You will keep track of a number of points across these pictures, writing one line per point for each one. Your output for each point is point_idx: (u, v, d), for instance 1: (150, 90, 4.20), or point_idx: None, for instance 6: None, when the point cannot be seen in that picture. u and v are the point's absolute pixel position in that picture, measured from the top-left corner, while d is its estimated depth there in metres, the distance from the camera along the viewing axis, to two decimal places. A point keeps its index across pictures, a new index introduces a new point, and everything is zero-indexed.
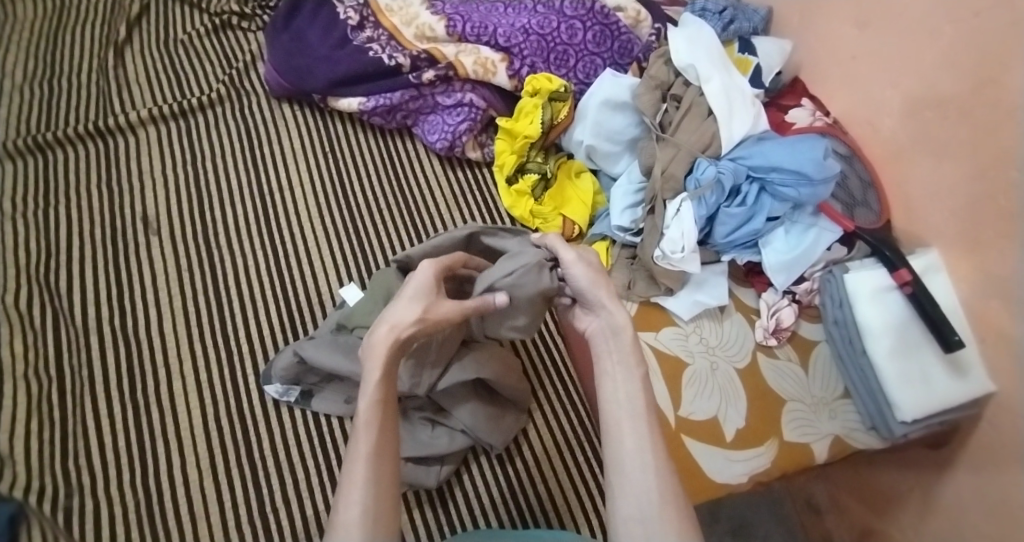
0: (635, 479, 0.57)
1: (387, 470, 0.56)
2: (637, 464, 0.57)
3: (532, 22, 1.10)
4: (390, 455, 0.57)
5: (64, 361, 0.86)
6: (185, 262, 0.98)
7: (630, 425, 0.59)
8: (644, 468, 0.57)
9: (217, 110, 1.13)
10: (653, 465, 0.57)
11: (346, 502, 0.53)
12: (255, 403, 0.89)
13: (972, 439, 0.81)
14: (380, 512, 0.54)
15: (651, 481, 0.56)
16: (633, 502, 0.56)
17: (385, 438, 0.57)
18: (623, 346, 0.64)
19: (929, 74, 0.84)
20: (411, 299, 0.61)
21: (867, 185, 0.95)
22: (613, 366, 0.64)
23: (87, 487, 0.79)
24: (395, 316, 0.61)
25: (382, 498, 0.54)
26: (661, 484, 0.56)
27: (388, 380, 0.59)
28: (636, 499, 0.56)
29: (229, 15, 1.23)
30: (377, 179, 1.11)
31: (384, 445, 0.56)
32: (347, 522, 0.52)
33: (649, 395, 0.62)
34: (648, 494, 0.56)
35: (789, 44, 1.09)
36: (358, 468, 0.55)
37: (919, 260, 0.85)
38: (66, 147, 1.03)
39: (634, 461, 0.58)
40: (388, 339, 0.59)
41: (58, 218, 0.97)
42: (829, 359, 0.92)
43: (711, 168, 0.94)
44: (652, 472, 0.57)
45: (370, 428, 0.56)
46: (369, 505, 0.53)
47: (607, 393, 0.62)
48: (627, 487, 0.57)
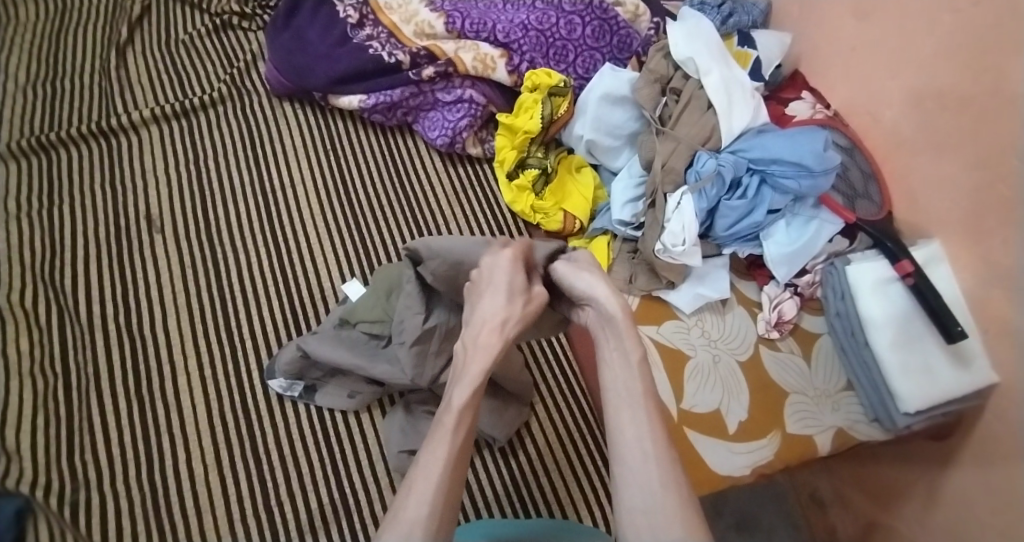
0: (637, 468, 0.57)
1: (457, 476, 0.57)
2: (638, 452, 0.57)
3: (531, 18, 1.10)
4: (463, 462, 0.58)
5: (69, 358, 0.87)
6: (188, 259, 0.99)
7: (629, 412, 0.60)
8: (646, 459, 0.57)
9: (219, 109, 1.13)
10: (652, 454, 0.57)
11: (415, 498, 0.54)
12: (258, 398, 0.89)
13: (976, 430, 0.81)
14: (443, 514, 0.55)
15: (651, 469, 0.56)
16: (636, 493, 0.56)
17: (465, 442, 0.59)
18: (617, 331, 0.64)
19: (928, 65, 0.84)
20: (506, 301, 0.63)
21: (869, 176, 0.95)
22: (613, 355, 0.63)
23: (93, 481, 0.79)
24: (493, 320, 0.62)
25: (447, 499, 0.55)
26: (663, 473, 0.56)
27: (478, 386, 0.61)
28: (639, 488, 0.56)
29: (230, 15, 1.24)
30: (379, 176, 1.11)
31: (461, 450, 0.58)
32: (412, 518, 0.53)
33: (649, 381, 0.61)
34: (650, 482, 0.56)
35: (788, 37, 1.09)
36: (433, 467, 0.56)
37: (921, 252, 0.85)
38: (69, 147, 1.04)
39: (634, 448, 0.58)
40: (485, 344, 0.61)
41: (61, 217, 0.98)
42: (832, 351, 0.92)
43: (711, 161, 0.94)
44: (653, 461, 0.57)
45: (452, 428, 0.58)
46: (436, 504, 0.54)
47: (610, 383, 0.63)
48: (630, 478, 0.57)
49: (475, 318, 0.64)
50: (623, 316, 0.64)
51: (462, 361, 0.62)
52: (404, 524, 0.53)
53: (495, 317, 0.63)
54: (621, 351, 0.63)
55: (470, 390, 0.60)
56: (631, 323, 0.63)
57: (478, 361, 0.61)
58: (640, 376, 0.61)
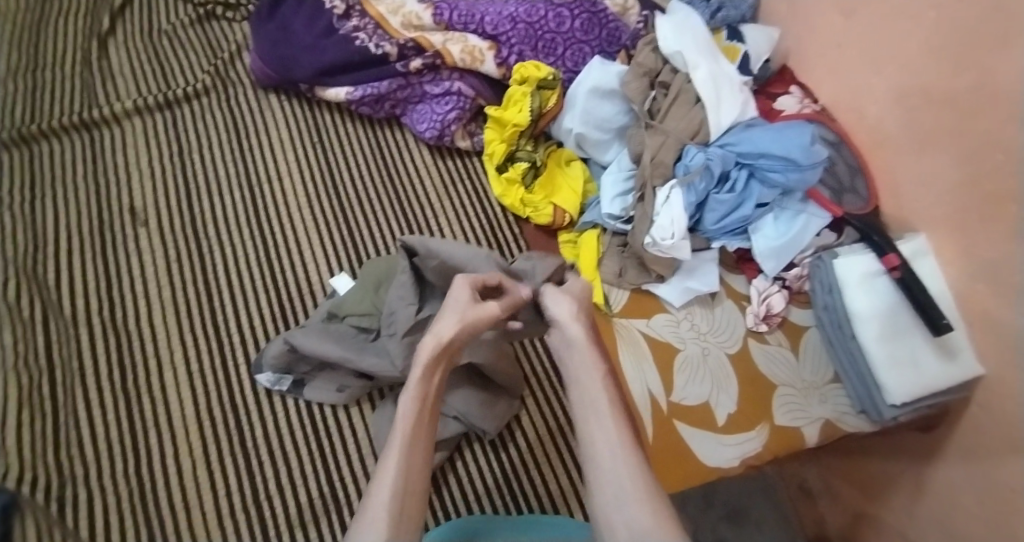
0: (607, 471, 0.62)
1: (419, 466, 0.61)
2: (609, 454, 0.63)
3: (519, 11, 1.10)
4: (424, 452, 0.63)
5: (53, 351, 0.85)
6: (174, 252, 0.97)
7: (598, 420, 0.65)
8: (615, 459, 0.62)
9: (204, 101, 1.12)
10: (621, 455, 0.62)
11: (375, 497, 0.58)
12: (246, 392, 0.88)
13: (963, 421, 0.82)
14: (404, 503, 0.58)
15: (622, 468, 0.61)
16: (608, 495, 0.61)
17: (420, 434, 0.63)
18: (582, 350, 0.70)
19: (913, 59, 0.85)
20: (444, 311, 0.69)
21: (856, 170, 0.96)
22: (581, 372, 0.69)
23: (79, 476, 0.78)
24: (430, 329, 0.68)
25: (409, 492, 0.59)
26: (631, 475, 0.61)
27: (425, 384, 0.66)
28: (611, 487, 0.61)
29: (214, 6, 1.22)
30: (367, 169, 1.10)
31: (416, 440, 0.62)
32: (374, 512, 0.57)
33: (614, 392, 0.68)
34: (620, 483, 0.60)
35: (776, 32, 1.09)
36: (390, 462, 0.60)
37: (908, 246, 0.86)
38: (51, 138, 1.02)
39: (605, 452, 0.63)
40: (428, 346, 0.66)
41: (44, 208, 0.96)
42: (819, 344, 0.93)
43: (700, 155, 0.95)
44: (622, 462, 0.62)
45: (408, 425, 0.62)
46: (393, 496, 0.58)
47: (579, 398, 0.68)
48: (603, 481, 0.61)
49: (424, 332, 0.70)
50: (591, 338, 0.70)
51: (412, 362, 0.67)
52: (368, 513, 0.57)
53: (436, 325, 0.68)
54: (590, 368, 0.68)
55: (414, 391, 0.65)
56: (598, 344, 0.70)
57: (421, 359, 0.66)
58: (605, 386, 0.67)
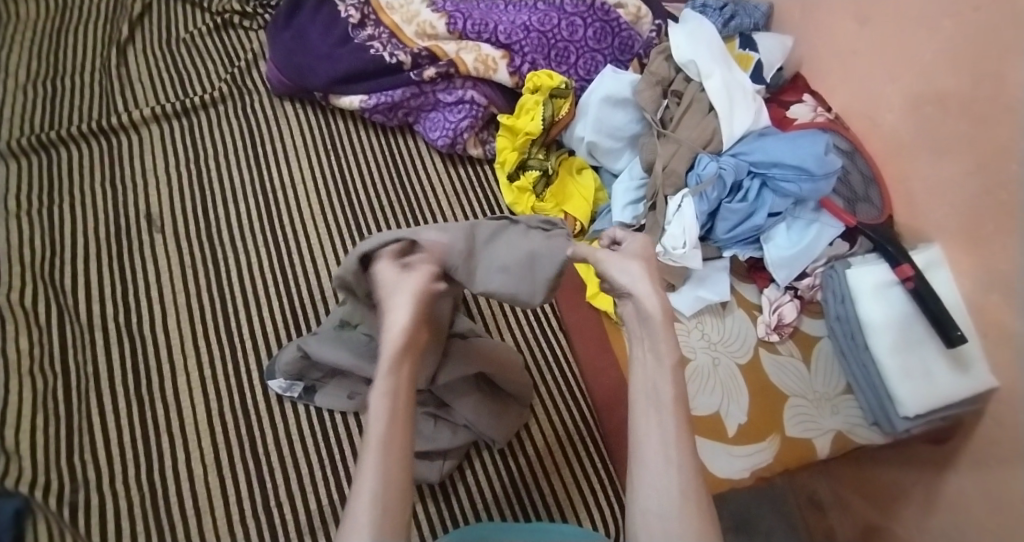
0: (656, 470, 0.60)
1: (399, 466, 0.60)
2: (660, 456, 0.61)
3: (533, 20, 1.10)
4: (402, 452, 0.61)
5: (68, 357, 0.86)
6: (188, 258, 0.99)
7: (657, 416, 0.63)
8: (667, 463, 0.60)
9: (220, 109, 1.13)
10: (675, 458, 0.60)
11: (358, 494, 0.58)
12: (257, 398, 0.89)
13: (975, 434, 0.81)
14: (388, 509, 0.58)
15: (673, 476, 0.59)
16: (654, 496, 0.59)
17: (398, 431, 0.62)
18: (654, 333, 0.66)
19: (929, 69, 0.84)
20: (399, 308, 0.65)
21: (869, 180, 0.95)
22: (646, 358, 0.66)
23: (92, 481, 0.79)
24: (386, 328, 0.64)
25: (389, 490, 0.58)
26: (683, 481, 0.59)
27: (393, 377, 0.63)
28: (658, 491, 0.59)
29: (231, 15, 1.24)
30: (379, 176, 1.11)
31: (392, 439, 0.61)
32: (357, 516, 0.57)
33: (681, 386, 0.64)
34: (669, 488, 0.59)
35: (789, 40, 1.09)
36: (371, 457, 0.60)
37: (921, 256, 0.86)
38: (70, 145, 1.04)
39: (658, 451, 0.61)
40: (393, 337, 0.64)
41: (61, 215, 0.98)
42: (831, 354, 0.92)
43: (712, 164, 0.95)
44: (675, 466, 0.60)
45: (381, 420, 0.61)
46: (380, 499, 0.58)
47: (639, 386, 0.66)
48: (649, 481, 0.60)
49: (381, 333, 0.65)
50: (661, 316, 0.65)
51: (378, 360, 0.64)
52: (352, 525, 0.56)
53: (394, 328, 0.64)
54: (655, 355, 0.65)
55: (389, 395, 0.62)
56: (670, 325, 0.65)
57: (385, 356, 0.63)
58: (672, 380, 0.64)
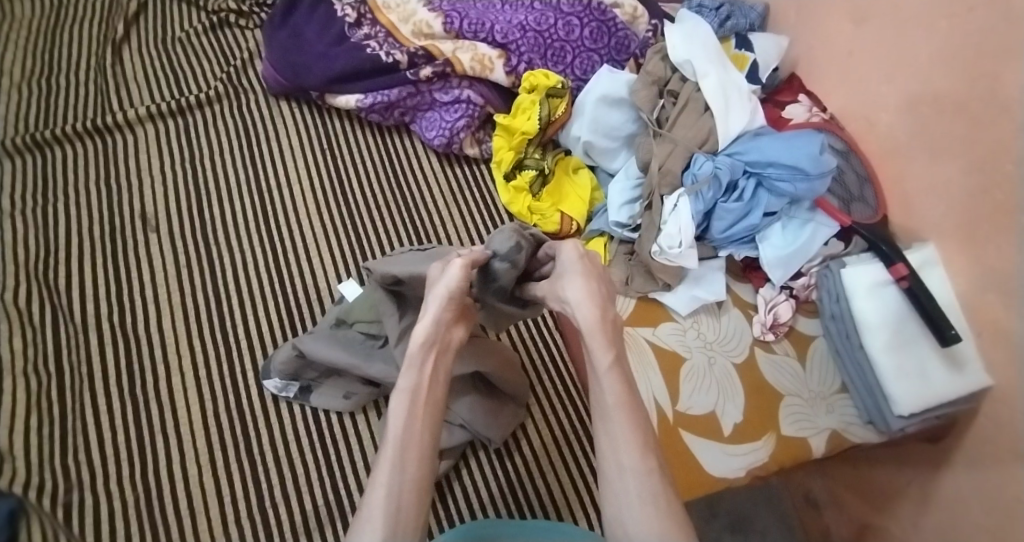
0: (614, 481, 0.61)
1: (417, 465, 0.61)
2: (617, 467, 0.61)
3: (529, 19, 1.10)
4: (421, 449, 0.62)
5: (63, 357, 0.86)
6: (183, 258, 0.98)
7: (606, 427, 0.63)
8: (623, 471, 0.61)
9: (215, 108, 1.13)
10: (630, 467, 0.61)
11: (372, 492, 0.59)
12: (253, 398, 0.89)
13: (969, 433, 0.82)
14: (401, 498, 0.59)
15: (630, 484, 0.60)
16: (619, 505, 0.60)
17: (418, 429, 0.62)
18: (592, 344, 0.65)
19: (925, 69, 0.85)
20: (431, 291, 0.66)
21: (865, 180, 0.96)
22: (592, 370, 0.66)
23: (86, 481, 0.79)
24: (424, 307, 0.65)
25: (406, 486, 0.60)
26: (641, 486, 0.60)
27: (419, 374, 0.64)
28: (621, 500, 0.60)
29: (227, 13, 1.23)
30: (375, 175, 1.11)
31: (411, 439, 0.62)
32: (369, 508, 0.58)
33: (624, 391, 0.63)
34: (629, 497, 0.60)
35: (785, 41, 1.09)
36: (387, 453, 0.61)
37: (915, 255, 0.86)
38: (64, 144, 1.03)
39: (614, 463, 0.62)
40: (416, 335, 0.65)
41: (56, 214, 0.98)
42: (827, 353, 0.93)
43: (708, 164, 0.95)
44: (631, 472, 0.60)
45: (403, 415, 0.62)
46: (392, 489, 0.59)
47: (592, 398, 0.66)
48: (613, 491, 0.61)
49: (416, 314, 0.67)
50: (592, 328, 0.65)
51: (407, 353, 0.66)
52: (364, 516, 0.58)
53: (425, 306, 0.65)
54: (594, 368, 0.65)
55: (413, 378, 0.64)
56: (606, 336, 0.65)
57: (413, 348, 0.65)
58: (614, 387, 0.63)
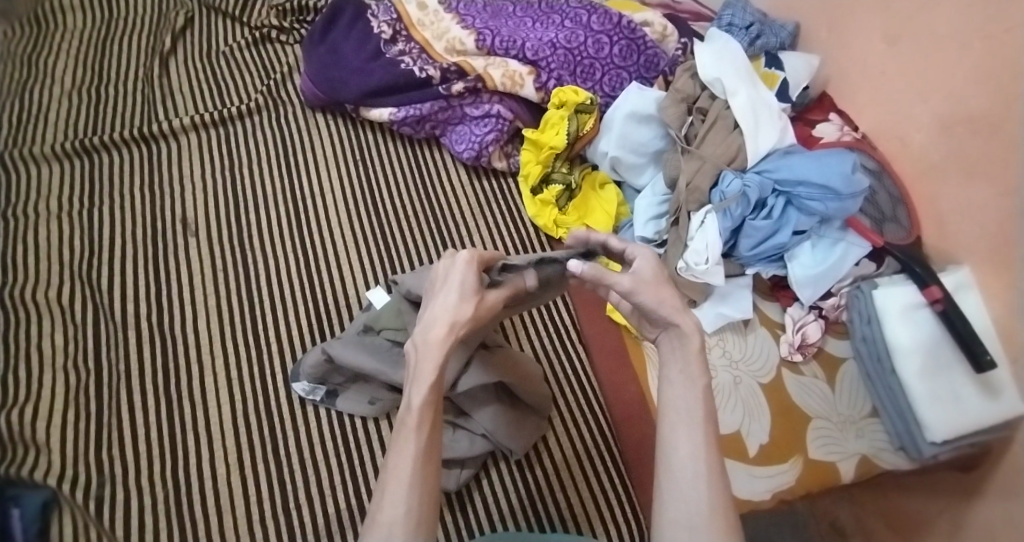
0: (685, 481, 0.58)
1: (431, 475, 0.59)
2: (691, 469, 0.59)
3: (560, 37, 1.12)
4: (434, 458, 0.60)
5: (101, 354, 0.89)
6: (220, 262, 1.01)
7: (684, 430, 0.61)
8: (696, 476, 0.58)
9: (255, 118, 1.17)
10: (704, 469, 0.59)
11: (391, 499, 0.57)
12: (281, 402, 0.91)
13: (1006, 462, 0.79)
14: (421, 514, 0.57)
15: (702, 487, 0.58)
16: (681, 507, 0.58)
17: (432, 438, 0.60)
18: (685, 351, 0.64)
19: (958, 91, 0.84)
20: (456, 299, 0.64)
21: (897, 200, 0.94)
22: (675, 373, 0.64)
23: (119, 476, 0.81)
24: (443, 319, 0.63)
25: (426, 496, 0.58)
26: (713, 494, 0.58)
27: (436, 386, 0.61)
28: (687, 500, 0.58)
29: (269, 29, 1.28)
30: (405, 186, 1.13)
31: (428, 449, 0.60)
32: (389, 518, 0.56)
33: (709, 403, 0.62)
34: (697, 500, 0.57)
35: (816, 59, 1.08)
36: (405, 461, 0.58)
37: (950, 278, 0.85)
38: (112, 150, 1.08)
39: (688, 464, 0.59)
40: (437, 344, 0.62)
41: (101, 217, 1.02)
42: (856, 376, 0.91)
43: (736, 182, 0.94)
44: (703, 478, 0.58)
45: (416, 426, 0.60)
46: (412, 502, 0.57)
47: (668, 399, 0.63)
48: (677, 490, 0.58)
49: (428, 315, 0.64)
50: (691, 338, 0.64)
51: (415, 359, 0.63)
52: (384, 525, 0.55)
53: (447, 315, 0.63)
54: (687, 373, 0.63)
55: (428, 387, 0.61)
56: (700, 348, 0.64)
57: (430, 359, 0.62)
58: (701, 398, 0.62)
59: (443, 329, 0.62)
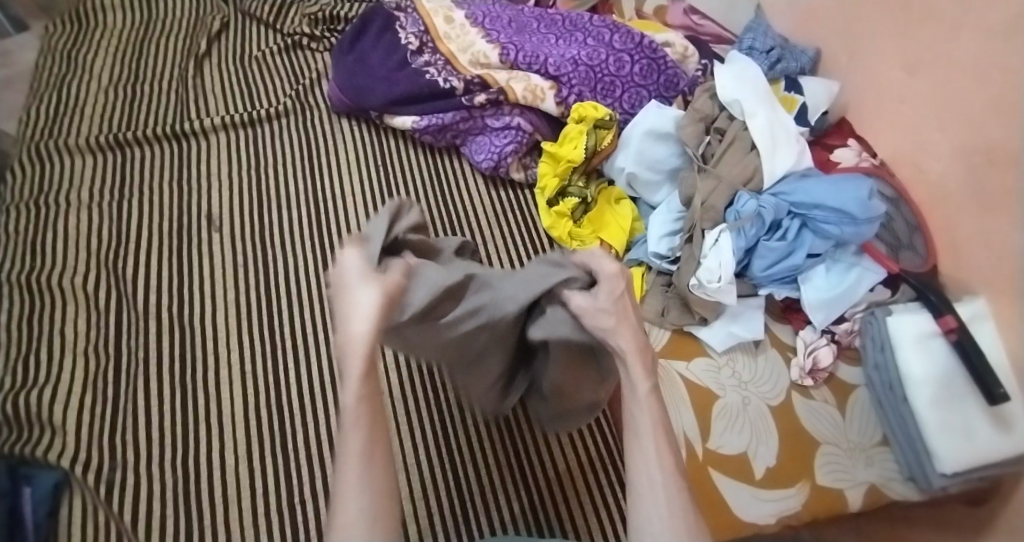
0: (644, 494, 0.58)
1: (385, 474, 0.55)
2: (648, 484, 0.58)
3: (582, 54, 1.14)
4: (380, 448, 0.56)
5: (121, 341, 0.92)
6: (241, 258, 1.04)
7: (636, 442, 0.60)
8: (655, 490, 0.57)
9: (283, 121, 1.21)
10: (660, 482, 0.58)
11: (344, 504, 0.52)
12: (290, 396, 0.92)
13: (1015, 499, 0.79)
14: (378, 514, 0.52)
15: (660, 500, 0.57)
16: (644, 522, 0.57)
17: (375, 435, 0.56)
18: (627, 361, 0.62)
19: (977, 119, 0.84)
20: (363, 288, 0.57)
21: (914, 227, 0.94)
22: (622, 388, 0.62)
23: (130, 462, 0.83)
24: (351, 312, 0.56)
25: (383, 492, 0.54)
26: (670, 501, 0.57)
27: (368, 382, 0.56)
28: (648, 515, 0.57)
29: (301, 36, 1.32)
30: (424, 193, 1.15)
31: (371, 446, 0.55)
32: (350, 515, 0.52)
33: (658, 409, 0.61)
34: (656, 511, 0.57)
35: (836, 85, 1.09)
36: (348, 462, 0.54)
37: (965, 309, 0.84)
38: (144, 145, 1.12)
39: (644, 482, 0.58)
40: (357, 337, 0.55)
41: (130, 208, 1.05)
42: (867, 403, 0.90)
43: (752, 202, 0.95)
44: (661, 489, 0.57)
45: (354, 424, 0.55)
46: (372, 496, 0.53)
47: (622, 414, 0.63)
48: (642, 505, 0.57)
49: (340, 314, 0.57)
50: (631, 348, 0.62)
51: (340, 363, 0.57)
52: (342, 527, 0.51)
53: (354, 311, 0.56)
54: (631, 385, 0.62)
55: (359, 388, 0.55)
56: (641, 356, 0.62)
57: (353, 357, 0.56)
58: (650, 406, 0.60)
59: (363, 325, 0.56)
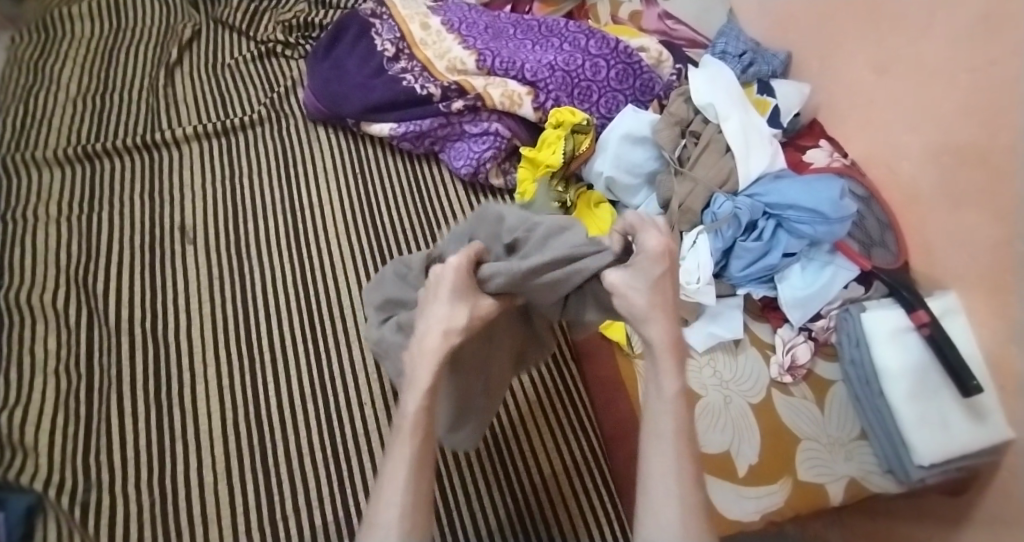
0: (658, 497, 0.60)
1: (426, 477, 0.60)
2: (663, 487, 0.60)
3: (558, 59, 1.15)
4: (429, 460, 0.61)
5: (93, 358, 0.90)
6: (218, 270, 1.02)
7: (656, 445, 0.62)
8: (670, 496, 0.60)
9: (258, 130, 1.19)
10: (676, 487, 0.60)
11: (385, 507, 0.57)
12: (271, 409, 0.91)
13: (991, 488, 0.81)
14: (414, 519, 0.58)
15: (674, 506, 0.59)
16: (655, 524, 0.59)
17: (426, 445, 0.61)
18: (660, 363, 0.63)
19: (945, 119, 0.86)
20: (448, 306, 0.63)
21: (886, 226, 0.96)
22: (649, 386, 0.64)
23: (104, 482, 0.81)
24: (438, 321, 0.63)
25: (417, 501, 0.59)
26: (683, 508, 0.59)
27: (431, 392, 0.62)
28: (660, 517, 0.59)
29: (275, 44, 1.30)
30: (403, 200, 1.15)
31: (423, 454, 0.61)
32: (384, 523, 0.57)
33: (683, 416, 0.63)
34: (668, 517, 0.59)
35: (807, 87, 1.11)
36: (399, 468, 0.59)
37: (937, 303, 0.86)
38: (113, 157, 1.10)
39: (659, 484, 0.60)
40: (431, 346, 0.63)
41: (101, 221, 1.03)
42: (845, 399, 0.92)
43: (728, 203, 0.96)
44: (675, 496, 0.60)
45: (409, 432, 0.61)
46: (406, 505, 0.58)
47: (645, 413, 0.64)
48: (653, 508, 0.60)
49: (423, 320, 0.64)
50: (665, 349, 0.63)
51: (412, 364, 0.64)
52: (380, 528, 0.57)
53: (438, 324, 0.63)
54: (659, 386, 0.63)
55: (422, 394, 0.62)
56: (675, 357, 0.63)
57: (424, 365, 0.62)
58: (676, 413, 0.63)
59: (437, 335, 0.63)
